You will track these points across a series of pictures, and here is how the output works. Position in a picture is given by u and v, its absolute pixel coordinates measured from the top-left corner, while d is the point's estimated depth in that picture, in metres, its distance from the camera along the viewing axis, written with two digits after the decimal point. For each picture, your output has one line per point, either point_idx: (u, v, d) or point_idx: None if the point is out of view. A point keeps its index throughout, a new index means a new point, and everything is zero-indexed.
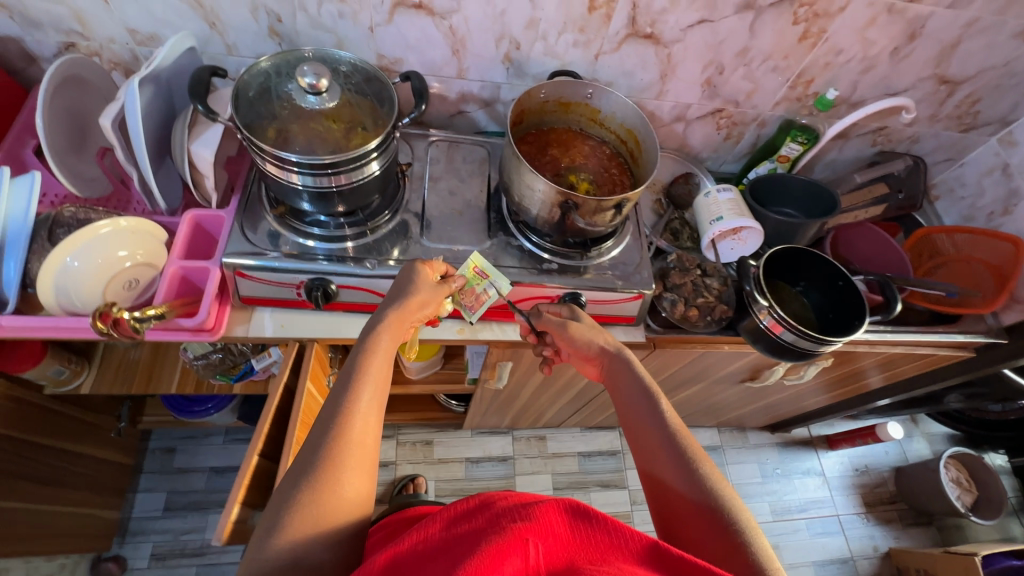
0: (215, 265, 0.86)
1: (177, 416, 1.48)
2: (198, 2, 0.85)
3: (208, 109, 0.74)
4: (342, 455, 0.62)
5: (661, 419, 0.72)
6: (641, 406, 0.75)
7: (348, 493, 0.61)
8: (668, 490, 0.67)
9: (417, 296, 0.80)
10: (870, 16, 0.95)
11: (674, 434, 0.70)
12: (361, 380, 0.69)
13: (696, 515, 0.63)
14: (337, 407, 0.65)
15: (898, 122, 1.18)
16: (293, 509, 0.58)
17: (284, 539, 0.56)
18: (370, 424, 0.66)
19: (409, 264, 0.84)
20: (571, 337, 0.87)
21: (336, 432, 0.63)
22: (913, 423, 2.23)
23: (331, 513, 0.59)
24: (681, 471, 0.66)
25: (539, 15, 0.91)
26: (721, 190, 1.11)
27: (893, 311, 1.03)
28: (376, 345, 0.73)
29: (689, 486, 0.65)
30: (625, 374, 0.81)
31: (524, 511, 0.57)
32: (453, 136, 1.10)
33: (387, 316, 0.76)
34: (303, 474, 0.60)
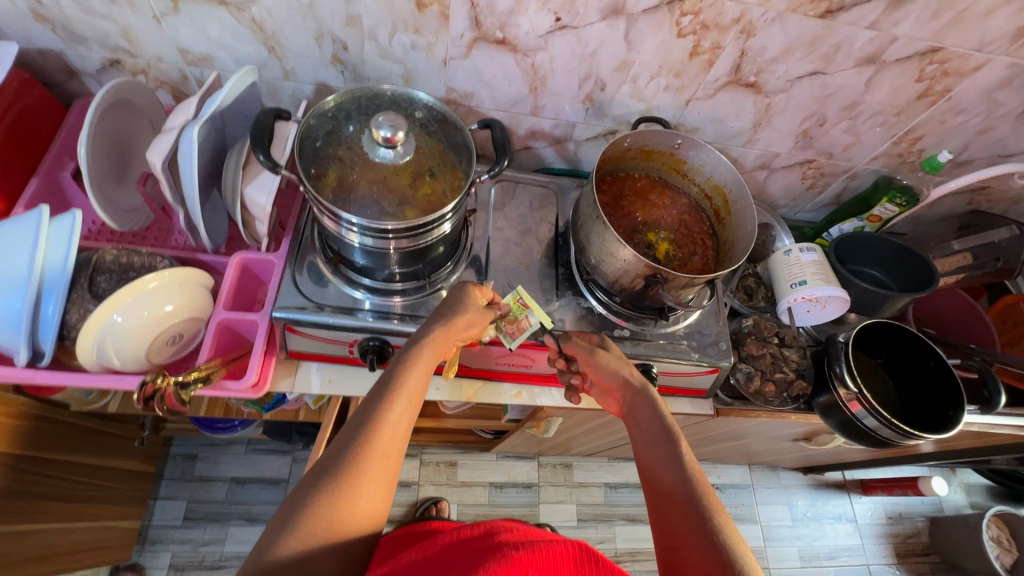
0: (264, 317, 0.79)
1: (203, 431, 1.43)
2: (258, 25, 0.77)
3: (271, 162, 0.66)
4: (360, 468, 0.58)
5: (682, 463, 0.63)
6: (657, 445, 0.67)
7: (360, 508, 0.57)
8: (682, 551, 0.56)
9: (461, 317, 0.73)
10: (1005, 77, 0.84)
11: (694, 483, 0.61)
12: (389, 399, 0.64)
13: (704, 572, 0.53)
14: (363, 418, 0.62)
15: (1004, 183, 1.07)
16: (305, 510, 0.55)
17: (281, 550, 0.52)
18: (394, 445, 0.61)
19: (459, 283, 0.78)
20: (597, 363, 0.78)
21: (357, 444, 0.59)
22: (952, 472, 2.13)
23: (337, 527, 0.55)
24: (697, 528, 0.57)
25: (632, 57, 0.81)
26: (804, 249, 1.01)
27: (996, 408, 0.94)
28: (411, 363, 0.67)
29: (701, 548, 0.55)
30: (650, 412, 0.72)
31: (530, 545, 0.54)
32: (517, 175, 1.01)
33: (429, 334, 0.70)
34: (319, 476, 0.57)
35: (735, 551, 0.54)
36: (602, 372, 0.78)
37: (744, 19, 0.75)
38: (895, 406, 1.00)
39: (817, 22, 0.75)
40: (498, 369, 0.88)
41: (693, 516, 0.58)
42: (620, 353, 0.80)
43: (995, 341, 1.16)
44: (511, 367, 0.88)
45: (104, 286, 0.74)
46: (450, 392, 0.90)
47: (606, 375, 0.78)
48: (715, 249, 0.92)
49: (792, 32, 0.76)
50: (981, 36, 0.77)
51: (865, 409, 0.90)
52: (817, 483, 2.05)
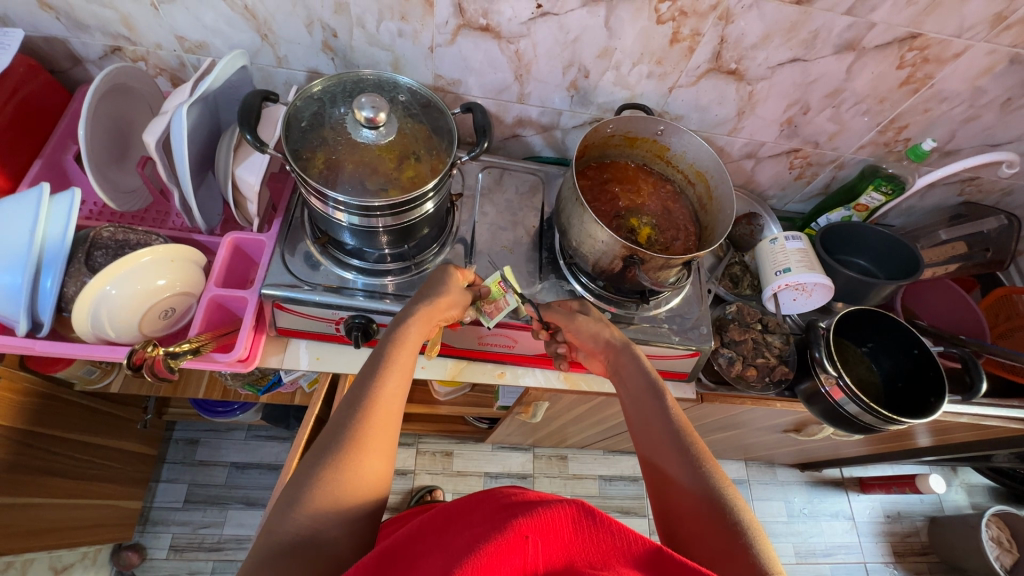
0: (253, 294, 0.81)
1: (203, 414, 1.47)
2: (250, 13, 0.79)
3: (258, 141, 0.68)
4: (360, 440, 0.59)
5: (674, 423, 0.65)
6: (647, 402, 0.69)
7: (364, 479, 0.57)
8: (676, 499, 0.59)
9: (443, 295, 0.75)
10: (987, 64, 0.84)
11: (686, 438, 0.63)
12: (380, 371, 0.65)
13: (699, 514, 0.57)
14: (358, 395, 0.63)
15: (994, 173, 1.07)
16: (309, 489, 0.55)
17: (296, 526, 0.53)
18: (388, 417, 0.63)
19: (439, 265, 0.79)
20: (585, 330, 0.80)
21: (356, 418, 0.60)
22: (952, 472, 2.11)
23: (343, 500, 0.56)
24: (689, 478, 0.59)
25: (614, 44, 0.83)
26: (790, 237, 1.02)
27: (978, 395, 0.93)
28: (399, 338, 0.69)
29: (695, 497, 0.58)
30: (636, 372, 0.73)
31: (530, 505, 0.50)
32: (506, 162, 1.03)
33: (413, 312, 0.72)
34: (319, 456, 0.57)
35: (727, 498, 0.57)
36: (584, 337, 0.80)
37: (721, 5, 0.76)
38: (879, 394, 1.01)
39: (794, 8, 0.76)
40: (481, 349, 0.90)
41: (684, 462, 0.61)
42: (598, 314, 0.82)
43: (986, 333, 1.16)
44: (493, 347, 0.90)
45: (100, 261, 0.77)
46: (435, 371, 0.93)
47: (591, 338, 0.80)
48: (698, 233, 0.93)
49: (770, 19, 0.78)
50: (959, 22, 0.77)
51: (845, 397, 0.90)
52: (815, 480, 2.05)
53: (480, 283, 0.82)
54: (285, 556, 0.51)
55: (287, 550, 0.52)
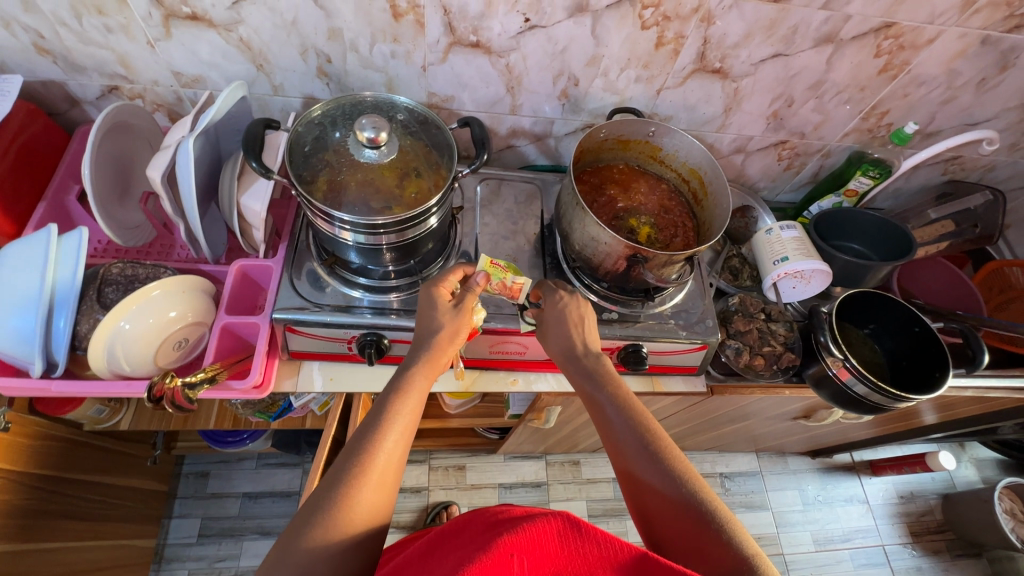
0: (265, 320, 0.82)
1: (213, 445, 1.46)
2: (246, 45, 0.81)
3: (264, 169, 0.69)
4: (356, 495, 0.57)
5: (641, 427, 0.64)
6: (617, 413, 0.67)
7: (360, 539, 0.56)
8: (657, 512, 0.59)
9: (445, 331, 0.72)
10: (960, 48, 0.87)
11: (655, 441, 0.63)
12: (379, 419, 0.63)
13: (682, 525, 0.57)
14: (352, 448, 0.61)
15: (975, 152, 1.10)
16: (299, 554, 0.53)
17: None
18: (390, 470, 0.61)
19: (429, 285, 0.77)
20: (554, 330, 0.77)
21: (351, 473, 0.58)
22: (961, 448, 2.13)
23: (336, 561, 0.54)
24: (666, 484, 0.59)
25: (601, 52, 0.85)
26: (784, 227, 1.04)
27: (981, 367, 0.96)
28: (405, 386, 0.68)
29: (670, 502, 0.58)
30: (592, 377, 0.71)
31: (515, 522, 0.50)
32: (502, 173, 1.05)
33: (418, 355, 0.70)
34: (308, 517, 0.55)
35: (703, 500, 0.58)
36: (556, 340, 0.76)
37: (702, 8, 0.79)
38: (885, 373, 1.03)
39: (773, 6, 0.79)
40: (493, 357, 0.91)
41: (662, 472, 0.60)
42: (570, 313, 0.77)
43: (982, 307, 1.19)
44: (504, 354, 0.91)
45: (111, 298, 0.77)
46: (447, 383, 0.93)
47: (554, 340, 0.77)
48: (696, 229, 0.95)
49: (750, 17, 0.80)
50: (930, 9, 0.80)
51: (852, 378, 0.92)
52: (826, 467, 2.06)
53: (475, 278, 0.77)
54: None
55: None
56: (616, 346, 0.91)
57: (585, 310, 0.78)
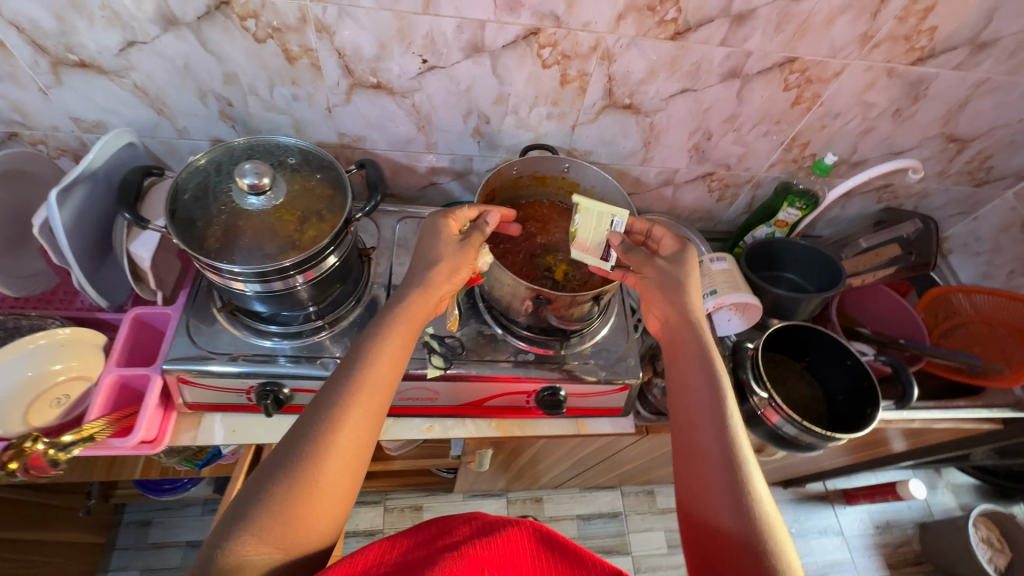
0: (156, 371, 0.78)
1: (149, 494, 1.40)
2: (141, 90, 0.80)
3: (139, 219, 0.67)
4: (332, 445, 0.58)
5: (714, 420, 0.66)
6: (706, 404, 0.68)
7: (326, 493, 0.56)
8: (713, 518, 0.61)
9: (443, 268, 0.74)
10: (868, 80, 0.87)
11: (725, 439, 0.65)
12: (369, 366, 0.65)
13: (739, 536, 0.58)
14: (328, 393, 0.62)
15: (904, 180, 1.10)
16: (262, 506, 0.54)
17: (244, 548, 0.51)
18: (367, 419, 0.62)
19: (434, 218, 0.78)
20: (663, 287, 0.78)
21: (329, 422, 0.59)
22: (937, 473, 2.08)
23: (299, 522, 0.54)
24: (732, 502, 0.60)
25: (507, 91, 0.84)
26: (714, 258, 1.02)
27: (911, 401, 0.92)
28: (384, 335, 0.68)
29: (729, 506, 0.60)
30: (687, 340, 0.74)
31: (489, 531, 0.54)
32: (424, 211, 1.03)
33: (409, 298, 0.72)
34: (281, 462, 0.57)
35: (762, 516, 0.59)
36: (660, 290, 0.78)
37: (600, 47, 0.78)
38: (822, 409, 0.99)
39: (671, 44, 0.78)
40: (405, 405, 0.87)
41: (729, 481, 0.62)
42: (689, 277, 0.79)
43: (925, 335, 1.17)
44: (416, 402, 0.87)
45: None
46: None
47: (670, 302, 0.77)
48: None
49: (650, 55, 0.80)
50: (830, 44, 0.80)
51: (783, 419, 0.89)
52: (799, 497, 2.00)
53: (485, 220, 0.79)
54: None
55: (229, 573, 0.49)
56: (532, 390, 0.88)
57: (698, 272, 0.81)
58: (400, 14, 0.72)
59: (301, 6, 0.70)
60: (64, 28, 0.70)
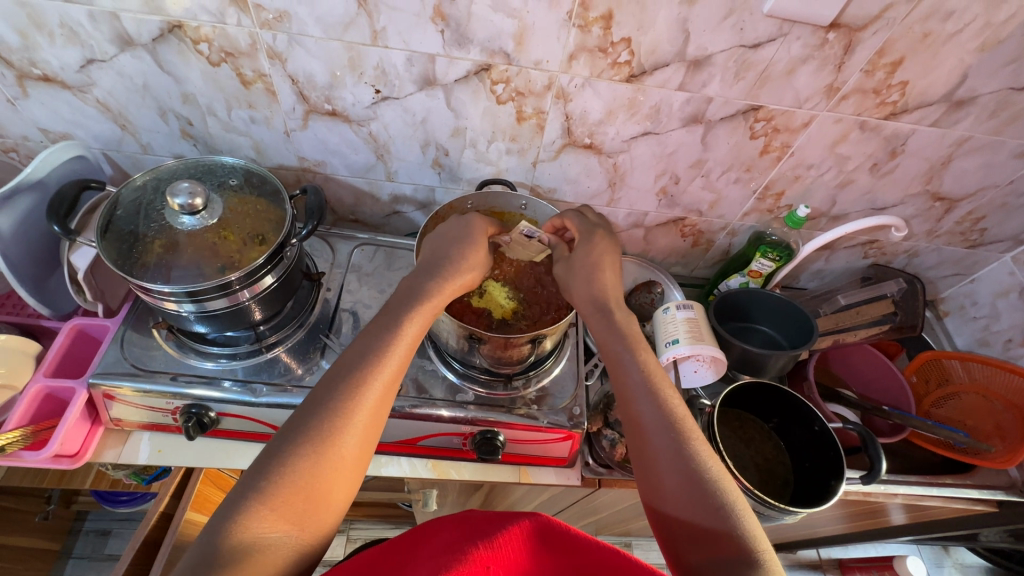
0: (82, 384, 0.77)
1: (107, 504, 1.40)
2: (104, 106, 0.82)
3: (68, 232, 0.67)
4: (351, 420, 0.56)
5: (670, 412, 0.63)
6: (659, 416, 0.63)
7: (331, 482, 0.53)
8: (694, 536, 0.55)
9: (471, 270, 0.75)
10: (840, 132, 0.84)
11: (679, 431, 0.62)
12: (388, 344, 0.63)
13: (723, 549, 0.53)
14: (330, 385, 0.58)
15: (890, 237, 1.05)
16: (263, 490, 0.50)
17: (253, 521, 0.48)
18: (376, 413, 0.59)
19: (470, 218, 0.81)
20: (577, 275, 0.79)
21: (347, 397, 0.57)
22: (944, 551, 1.93)
23: (297, 508, 0.50)
24: (709, 514, 0.55)
25: (463, 124, 0.84)
26: (680, 306, 0.97)
27: (880, 477, 0.83)
28: (407, 318, 0.67)
29: (700, 502, 0.56)
30: (615, 334, 0.72)
31: (491, 528, 0.47)
32: (386, 240, 1.03)
33: (435, 288, 0.71)
34: (283, 450, 0.53)
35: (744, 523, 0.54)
36: (582, 287, 0.78)
37: (555, 85, 0.77)
38: (789, 476, 0.92)
39: (627, 86, 0.77)
40: None
41: (700, 492, 0.57)
42: (596, 258, 0.79)
43: (911, 402, 1.09)
44: None
45: None
46: None
47: (583, 287, 0.78)
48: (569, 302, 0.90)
49: (606, 96, 0.78)
50: (795, 94, 0.77)
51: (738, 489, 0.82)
52: (790, 564, 1.87)
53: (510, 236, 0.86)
54: (222, 562, 0.45)
55: (234, 552, 0.46)
56: (469, 432, 0.84)
57: (614, 258, 0.80)
58: (349, 44, 0.72)
59: (252, 33, 0.71)
60: (27, 44, 0.73)
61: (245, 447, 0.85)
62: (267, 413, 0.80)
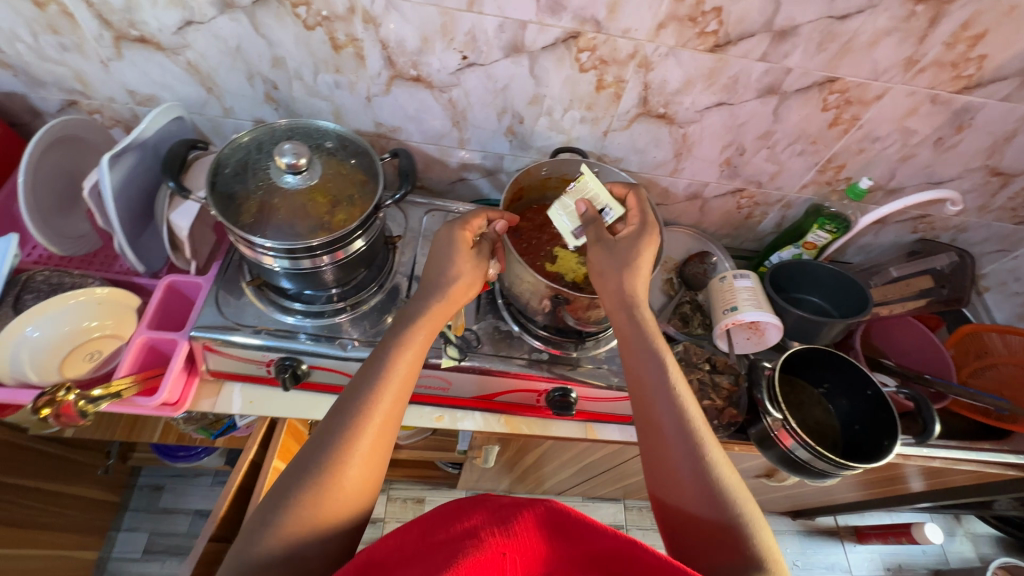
0: (184, 337, 0.81)
1: (166, 459, 1.47)
2: (194, 68, 0.84)
3: (182, 188, 0.71)
4: (353, 450, 0.58)
5: (675, 419, 0.64)
6: (664, 427, 0.64)
7: (345, 507, 0.56)
8: (699, 542, 0.58)
9: (460, 285, 0.74)
10: (911, 105, 0.86)
11: (694, 438, 0.62)
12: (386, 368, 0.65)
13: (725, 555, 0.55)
14: (335, 414, 0.60)
15: (943, 211, 1.07)
16: (275, 527, 0.53)
17: (266, 558, 0.51)
18: (381, 435, 0.61)
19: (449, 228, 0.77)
20: (612, 267, 0.75)
21: (347, 427, 0.59)
22: (956, 520, 2.00)
23: (311, 535, 0.53)
24: (714, 523, 0.57)
25: (543, 92, 0.86)
26: (737, 275, 1.01)
27: (933, 437, 0.89)
28: (402, 343, 0.68)
29: (705, 511, 0.58)
30: (625, 334, 0.72)
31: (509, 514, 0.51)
32: (452, 205, 1.05)
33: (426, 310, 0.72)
34: (293, 481, 0.56)
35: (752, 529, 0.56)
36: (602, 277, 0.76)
37: (639, 54, 0.79)
38: (838, 438, 0.97)
39: (710, 56, 0.79)
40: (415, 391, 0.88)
41: (706, 498, 0.59)
42: (623, 247, 0.75)
43: (953, 372, 1.14)
44: (427, 390, 0.88)
45: (28, 305, 0.77)
46: None
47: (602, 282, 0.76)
48: None
49: (687, 66, 0.80)
50: (873, 66, 0.79)
51: (797, 444, 0.86)
52: (809, 530, 1.94)
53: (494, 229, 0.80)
54: None
55: None
56: (544, 389, 0.88)
57: (646, 248, 0.76)
58: (444, 10, 0.74)
59: None
60: (130, 5, 0.74)
61: (331, 399, 0.89)
62: (353, 366, 0.84)
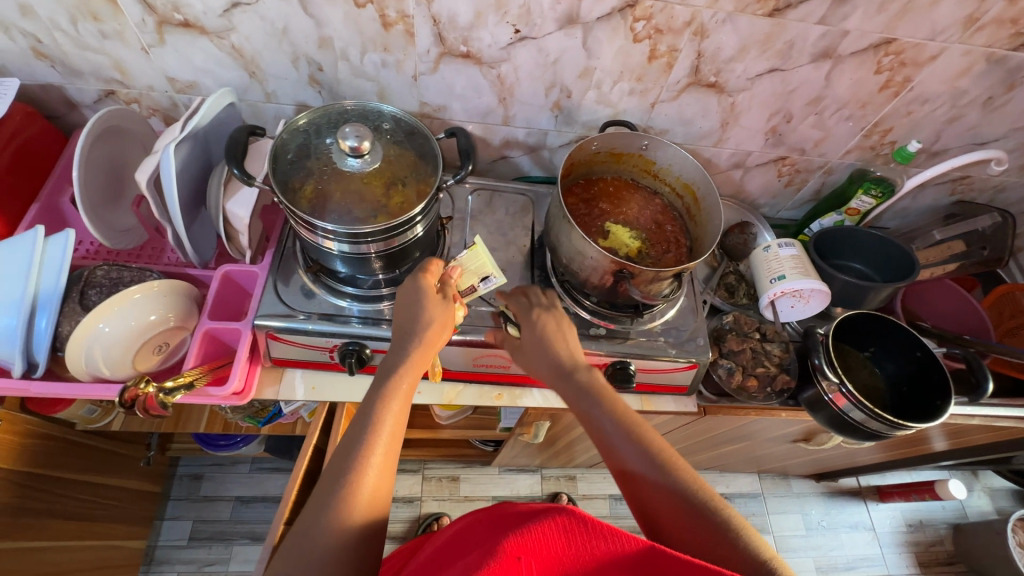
0: (247, 326, 0.81)
1: (206, 448, 1.49)
2: (238, 52, 0.82)
3: (246, 174, 0.70)
4: (344, 524, 0.55)
5: (649, 456, 0.60)
6: (638, 466, 0.61)
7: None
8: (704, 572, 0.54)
9: (433, 327, 0.70)
10: (964, 65, 0.85)
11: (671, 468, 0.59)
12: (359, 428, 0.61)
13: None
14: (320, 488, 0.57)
15: (984, 172, 1.07)
16: None
17: None
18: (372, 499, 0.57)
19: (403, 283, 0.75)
20: (535, 351, 0.76)
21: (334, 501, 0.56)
22: (974, 476, 2.05)
23: None
24: (714, 550, 0.54)
25: (594, 64, 0.84)
26: (782, 244, 1.01)
27: (986, 395, 0.92)
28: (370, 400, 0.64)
29: (701, 539, 0.55)
30: (582, 390, 0.69)
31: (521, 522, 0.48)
32: (495, 184, 1.04)
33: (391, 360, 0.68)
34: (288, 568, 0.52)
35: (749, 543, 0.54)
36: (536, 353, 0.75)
37: (695, 22, 0.77)
38: (885, 400, 0.99)
39: (767, 20, 0.77)
40: (475, 370, 0.89)
41: (699, 526, 0.56)
42: (543, 339, 0.76)
43: (990, 331, 1.15)
44: (488, 369, 0.89)
45: (94, 300, 0.77)
46: (430, 395, 0.91)
47: (540, 361, 0.75)
48: (687, 245, 0.95)
49: (743, 32, 0.79)
50: (931, 25, 0.78)
51: (851, 405, 0.88)
52: (833, 491, 1.98)
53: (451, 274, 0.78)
54: None
55: None
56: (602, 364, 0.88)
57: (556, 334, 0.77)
58: None
59: None
60: None
61: None
62: None
